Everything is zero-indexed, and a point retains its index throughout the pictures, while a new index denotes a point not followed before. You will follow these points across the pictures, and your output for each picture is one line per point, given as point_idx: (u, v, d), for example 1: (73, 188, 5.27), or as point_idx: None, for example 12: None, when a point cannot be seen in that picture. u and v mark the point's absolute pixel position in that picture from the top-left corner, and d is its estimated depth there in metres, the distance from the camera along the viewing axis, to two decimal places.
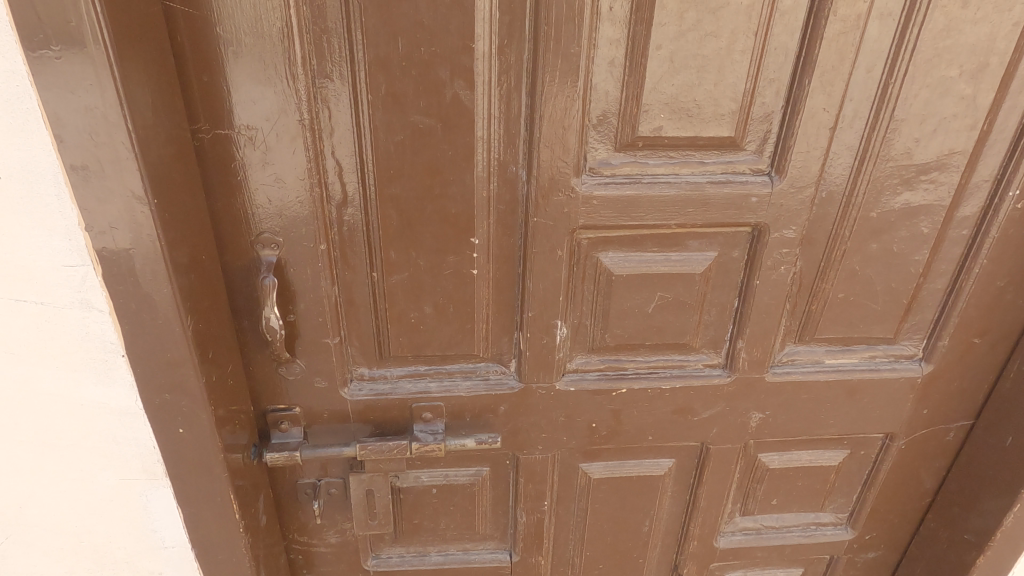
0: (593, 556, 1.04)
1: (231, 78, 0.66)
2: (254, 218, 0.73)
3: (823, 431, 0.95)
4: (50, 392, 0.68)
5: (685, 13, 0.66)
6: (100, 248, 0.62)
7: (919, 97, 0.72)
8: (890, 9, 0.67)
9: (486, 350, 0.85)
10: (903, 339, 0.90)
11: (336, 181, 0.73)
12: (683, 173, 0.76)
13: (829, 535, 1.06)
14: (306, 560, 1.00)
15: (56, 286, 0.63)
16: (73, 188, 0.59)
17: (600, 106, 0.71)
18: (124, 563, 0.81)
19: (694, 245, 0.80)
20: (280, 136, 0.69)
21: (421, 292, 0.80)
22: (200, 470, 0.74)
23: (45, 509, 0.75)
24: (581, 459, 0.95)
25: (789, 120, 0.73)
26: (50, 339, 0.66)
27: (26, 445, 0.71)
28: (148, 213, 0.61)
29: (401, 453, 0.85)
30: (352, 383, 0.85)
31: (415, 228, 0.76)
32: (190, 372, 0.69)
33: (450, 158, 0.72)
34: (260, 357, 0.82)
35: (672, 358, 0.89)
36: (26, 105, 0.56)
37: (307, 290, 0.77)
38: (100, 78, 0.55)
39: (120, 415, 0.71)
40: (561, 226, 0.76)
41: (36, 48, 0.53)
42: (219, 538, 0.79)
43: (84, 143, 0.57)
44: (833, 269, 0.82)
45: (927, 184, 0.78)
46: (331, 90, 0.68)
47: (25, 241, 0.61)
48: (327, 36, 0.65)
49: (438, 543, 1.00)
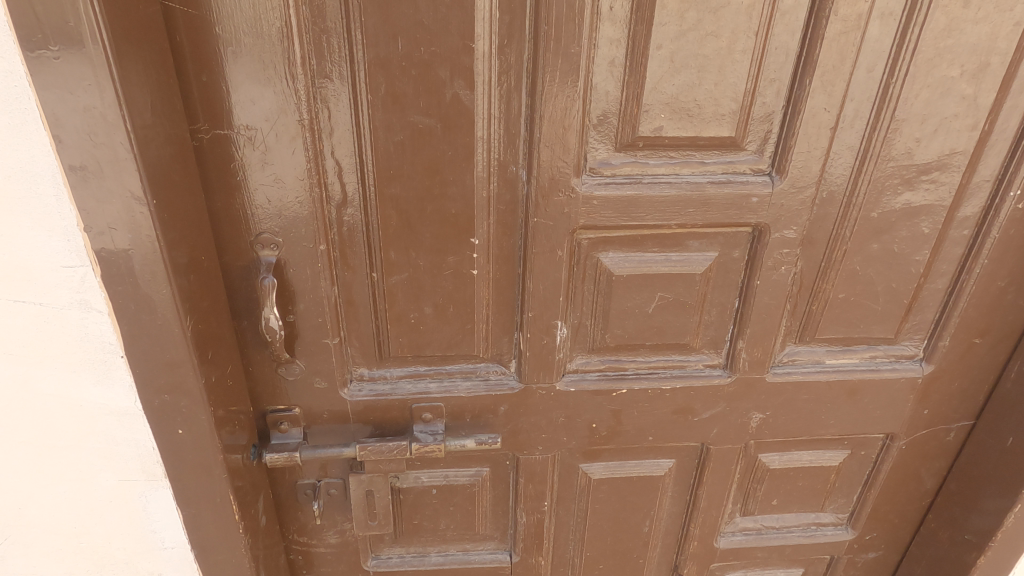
0: (593, 556, 1.04)
1: (231, 78, 0.66)
2: (253, 218, 0.73)
3: (824, 431, 0.95)
4: (49, 393, 0.68)
5: (686, 12, 0.66)
6: (99, 248, 0.62)
7: (920, 97, 0.72)
8: (891, 9, 0.67)
9: (486, 350, 0.85)
10: (903, 339, 0.89)
11: (336, 181, 0.73)
12: (684, 173, 0.75)
13: (829, 535, 1.06)
14: (306, 561, 1.00)
15: (55, 286, 0.63)
16: (71, 188, 0.59)
17: (601, 107, 0.71)
18: (124, 564, 0.81)
19: (694, 245, 0.80)
20: (280, 136, 0.69)
21: (421, 292, 0.79)
22: (200, 471, 0.74)
23: (44, 510, 0.75)
24: (581, 460, 0.95)
25: (790, 120, 0.73)
26: (49, 340, 0.66)
27: (25, 446, 0.71)
28: (147, 213, 0.61)
29: (400, 453, 0.85)
30: (352, 383, 0.85)
31: (415, 228, 0.75)
32: (189, 373, 0.68)
33: (450, 158, 0.72)
34: (260, 357, 0.81)
35: (672, 359, 0.88)
36: (24, 106, 0.56)
37: (307, 290, 0.77)
38: (99, 79, 0.54)
39: (120, 416, 0.70)
40: (562, 227, 0.76)
41: (35, 48, 0.53)
42: (219, 539, 0.79)
43: (82, 143, 0.57)
44: (834, 269, 0.82)
45: (928, 184, 0.78)
46: (331, 90, 0.68)
47: (24, 241, 0.61)
48: (326, 36, 0.65)
49: (438, 543, 1.00)
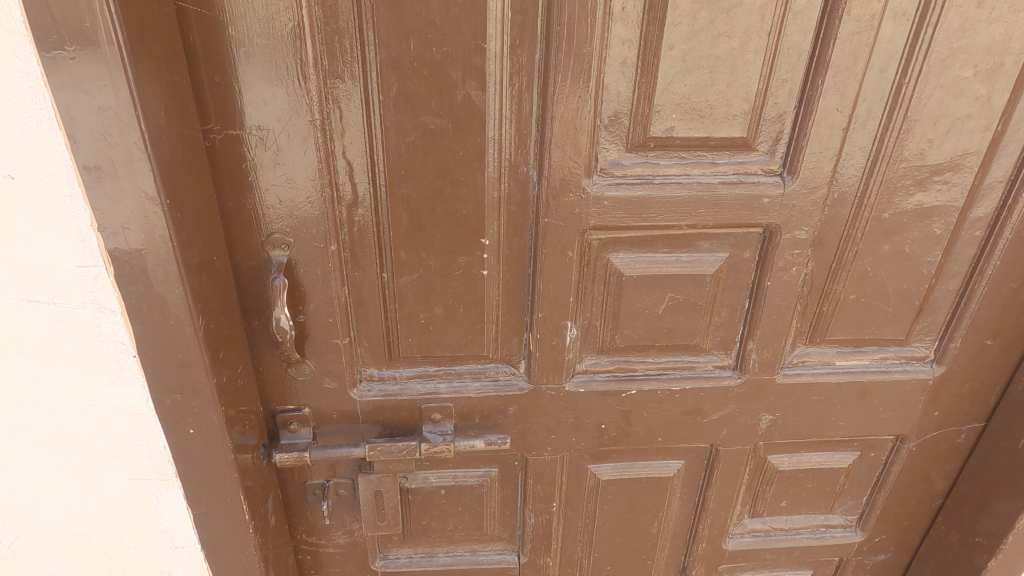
0: (601, 557, 1.04)
1: (243, 79, 0.66)
2: (264, 218, 0.73)
3: (833, 432, 0.95)
4: (61, 392, 0.69)
5: (698, 12, 0.66)
6: (113, 248, 0.62)
7: (933, 97, 0.72)
8: (904, 9, 0.67)
9: (495, 351, 0.85)
10: (914, 340, 0.89)
11: (347, 180, 0.72)
12: (694, 173, 0.75)
13: (839, 537, 1.05)
14: (314, 561, 1.00)
15: (69, 286, 0.63)
16: (86, 188, 0.59)
17: (612, 107, 0.71)
18: (134, 563, 0.81)
19: (704, 247, 0.80)
20: (291, 136, 0.69)
21: (431, 292, 0.79)
22: (210, 471, 0.74)
23: (56, 509, 0.75)
24: (591, 461, 0.94)
25: (802, 121, 0.72)
26: (62, 340, 0.66)
27: (37, 445, 0.71)
28: (161, 214, 0.61)
29: (409, 454, 0.84)
30: (362, 384, 0.85)
31: (426, 228, 0.75)
32: (201, 373, 0.68)
33: (461, 158, 0.72)
34: (270, 357, 0.81)
35: (682, 359, 0.88)
36: (40, 106, 0.56)
37: (318, 290, 0.77)
38: (115, 79, 0.55)
39: (131, 415, 0.71)
40: (572, 227, 0.76)
41: (51, 48, 0.53)
42: (229, 539, 0.79)
43: (97, 144, 0.57)
44: (845, 270, 0.82)
45: (940, 185, 0.77)
46: (342, 90, 0.68)
47: (38, 241, 0.61)
48: (339, 36, 0.65)
49: (447, 543, 1.00)
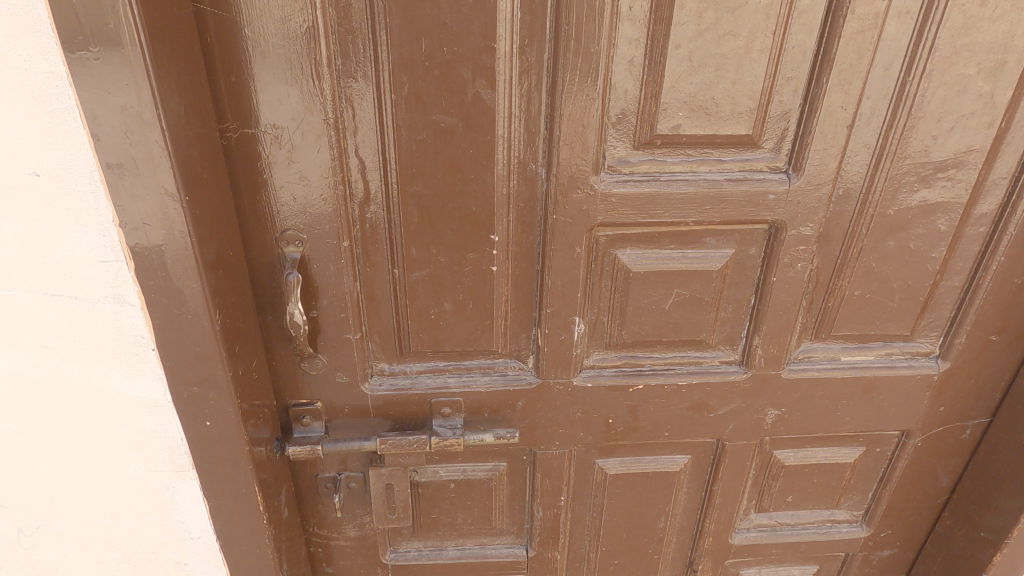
0: (608, 551, 1.05)
1: (258, 79, 0.67)
2: (278, 216, 0.75)
3: (839, 428, 0.95)
4: (82, 384, 0.70)
5: (704, 12, 0.67)
6: (134, 244, 0.63)
7: (937, 94, 0.73)
8: (908, 8, 0.68)
9: (505, 346, 0.86)
10: (919, 336, 0.90)
11: (359, 178, 0.74)
12: (701, 171, 0.76)
13: (844, 532, 1.06)
14: (325, 554, 1.01)
15: (91, 280, 0.65)
16: (108, 185, 0.61)
17: (620, 105, 0.72)
18: (150, 553, 0.83)
19: (710, 243, 0.81)
20: (305, 135, 0.71)
21: (441, 288, 0.81)
22: (226, 462, 0.76)
23: (76, 499, 0.77)
24: (598, 455, 0.96)
25: (806, 119, 0.74)
26: (82, 333, 0.68)
27: (58, 437, 0.73)
28: (180, 210, 0.62)
29: (420, 447, 0.86)
30: (373, 378, 0.87)
31: (436, 225, 0.77)
32: (217, 365, 0.70)
33: (472, 156, 0.73)
34: (284, 351, 0.83)
35: (689, 355, 0.89)
36: (65, 105, 0.58)
37: (330, 286, 0.79)
38: (136, 79, 0.56)
39: (150, 408, 0.72)
40: (580, 224, 0.77)
41: (76, 50, 0.55)
42: (244, 530, 0.81)
43: (119, 141, 0.59)
44: (849, 266, 0.83)
45: (945, 181, 0.78)
46: (355, 89, 0.69)
47: (60, 236, 0.63)
48: (352, 37, 0.67)
49: (456, 537, 1.02)
